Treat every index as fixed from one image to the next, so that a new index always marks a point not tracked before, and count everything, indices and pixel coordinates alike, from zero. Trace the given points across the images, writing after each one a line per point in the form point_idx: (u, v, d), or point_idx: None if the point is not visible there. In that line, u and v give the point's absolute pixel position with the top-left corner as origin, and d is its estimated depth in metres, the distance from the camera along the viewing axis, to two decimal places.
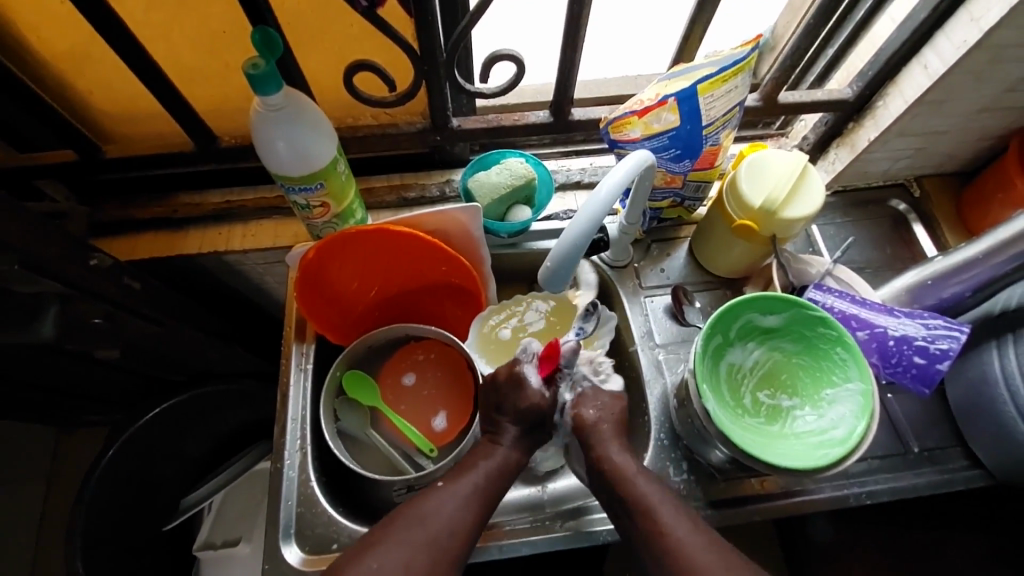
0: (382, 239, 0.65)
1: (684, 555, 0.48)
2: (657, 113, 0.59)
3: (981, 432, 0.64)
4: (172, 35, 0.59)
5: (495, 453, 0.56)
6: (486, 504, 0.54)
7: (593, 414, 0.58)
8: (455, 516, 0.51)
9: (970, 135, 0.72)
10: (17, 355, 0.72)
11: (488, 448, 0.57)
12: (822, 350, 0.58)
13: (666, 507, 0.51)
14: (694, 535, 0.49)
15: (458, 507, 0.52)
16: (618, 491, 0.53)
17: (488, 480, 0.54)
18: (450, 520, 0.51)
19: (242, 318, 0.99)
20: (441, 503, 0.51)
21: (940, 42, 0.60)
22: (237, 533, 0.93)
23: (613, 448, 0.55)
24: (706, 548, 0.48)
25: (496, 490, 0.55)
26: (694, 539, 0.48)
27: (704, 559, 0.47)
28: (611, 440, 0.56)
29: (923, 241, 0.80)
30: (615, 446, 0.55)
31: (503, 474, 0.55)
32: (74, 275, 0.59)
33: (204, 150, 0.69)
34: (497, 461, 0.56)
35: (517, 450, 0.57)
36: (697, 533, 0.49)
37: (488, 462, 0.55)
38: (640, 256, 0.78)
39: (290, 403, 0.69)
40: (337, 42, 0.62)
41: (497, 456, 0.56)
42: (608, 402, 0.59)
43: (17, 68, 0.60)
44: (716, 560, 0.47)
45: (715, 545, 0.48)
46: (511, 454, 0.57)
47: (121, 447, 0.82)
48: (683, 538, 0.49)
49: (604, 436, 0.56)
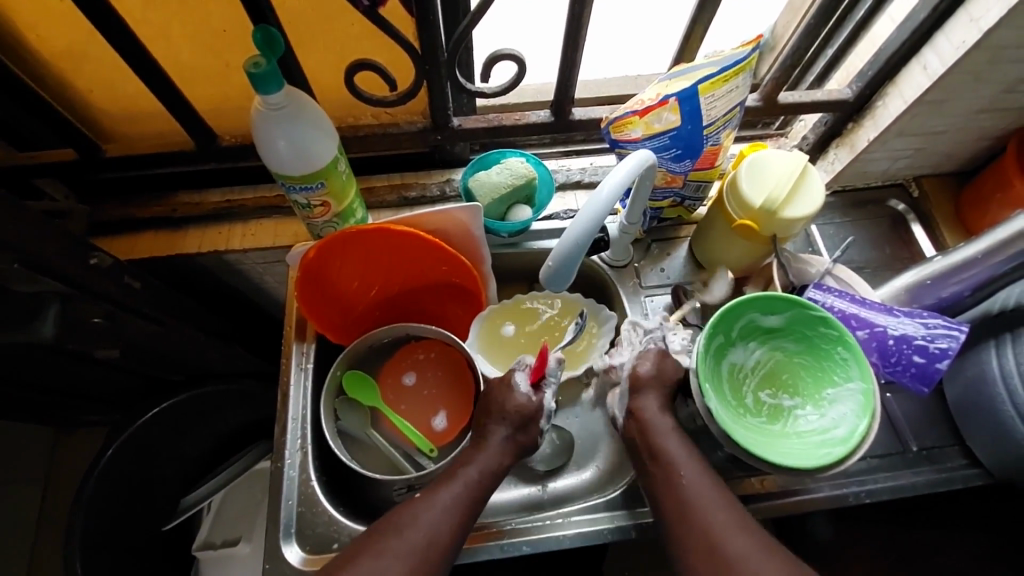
0: (384, 238, 0.65)
1: (699, 511, 0.50)
2: (658, 112, 0.59)
3: (980, 430, 0.64)
4: (173, 34, 0.59)
5: (486, 450, 0.56)
6: (470, 511, 0.53)
7: (650, 372, 0.58)
8: (444, 518, 0.51)
9: (969, 135, 0.73)
10: (16, 355, 0.71)
11: (472, 450, 0.57)
12: (824, 349, 0.59)
13: (684, 461, 0.53)
14: (708, 492, 0.51)
15: (446, 510, 0.52)
16: (646, 440, 0.55)
17: (477, 482, 0.55)
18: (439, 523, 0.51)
19: (242, 318, 0.99)
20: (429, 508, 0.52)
21: (940, 42, 0.60)
22: (236, 533, 0.93)
23: (649, 399, 0.57)
24: (718, 506, 0.50)
25: (486, 489, 0.55)
26: (706, 496, 0.51)
27: (717, 515, 0.50)
28: (653, 399, 0.57)
29: (921, 240, 0.80)
30: (651, 402, 0.57)
31: (491, 476, 0.55)
32: (75, 274, 0.59)
33: (205, 149, 0.69)
34: (484, 462, 0.56)
35: (513, 452, 0.57)
36: (711, 489, 0.52)
37: (475, 463, 0.56)
38: (640, 256, 0.78)
39: (290, 402, 0.69)
40: (338, 41, 0.62)
41: (490, 450, 0.56)
42: (667, 365, 0.59)
43: (16, 66, 0.59)
44: (725, 519, 0.50)
45: (726, 504, 0.51)
46: (501, 454, 0.57)
47: (120, 446, 0.82)
48: (697, 495, 0.51)
49: (647, 392, 0.57)
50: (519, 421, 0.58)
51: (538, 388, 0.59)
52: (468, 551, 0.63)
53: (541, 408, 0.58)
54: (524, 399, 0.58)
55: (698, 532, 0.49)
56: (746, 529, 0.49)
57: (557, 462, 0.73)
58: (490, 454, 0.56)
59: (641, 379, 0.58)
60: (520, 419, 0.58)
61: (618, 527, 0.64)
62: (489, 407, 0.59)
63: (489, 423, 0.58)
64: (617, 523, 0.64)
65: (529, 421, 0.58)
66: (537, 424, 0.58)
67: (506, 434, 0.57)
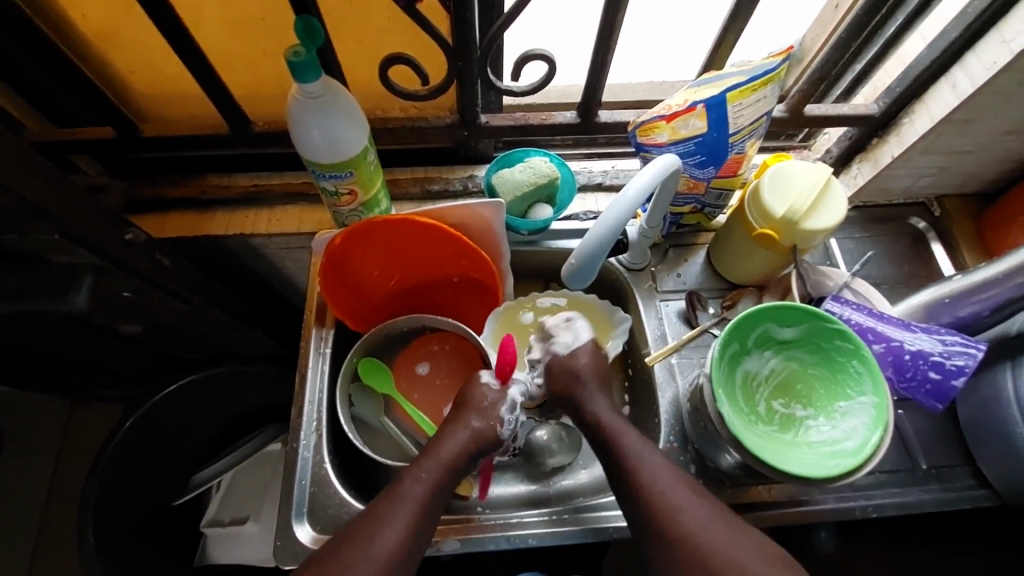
0: (406, 229, 0.66)
1: (654, 493, 0.50)
2: (685, 118, 0.60)
3: (991, 450, 0.64)
4: (216, 21, 0.60)
5: (446, 444, 0.55)
6: (426, 516, 0.51)
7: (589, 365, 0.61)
8: (398, 530, 0.49)
9: (994, 157, 0.72)
10: (42, 324, 0.73)
11: (437, 439, 0.56)
12: (839, 362, 0.59)
13: (639, 447, 0.53)
14: (664, 474, 0.51)
15: (397, 512, 0.50)
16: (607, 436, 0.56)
17: (432, 482, 0.53)
18: (395, 536, 0.48)
19: (262, 302, 1.00)
20: (385, 525, 0.49)
21: (970, 62, 0.61)
22: (245, 511, 0.96)
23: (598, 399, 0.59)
24: (673, 487, 0.50)
25: (444, 486, 0.53)
26: (661, 476, 0.51)
27: (672, 495, 0.50)
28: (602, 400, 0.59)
29: (941, 259, 0.80)
30: (601, 400, 0.58)
31: (447, 471, 0.54)
32: (110, 247, 0.60)
33: (238, 134, 0.70)
34: (440, 459, 0.54)
35: (474, 445, 0.56)
36: (670, 473, 0.52)
37: (424, 464, 0.53)
38: (657, 260, 0.78)
39: (308, 385, 0.70)
40: (373, 34, 0.63)
41: (449, 443, 0.55)
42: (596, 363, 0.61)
43: (63, 44, 0.61)
44: (697, 508, 0.49)
45: (683, 484, 0.51)
46: (456, 449, 0.55)
47: (138, 419, 0.84)
48: (654, 477, 0.51)
49: (594, 388, 0.59)
50: (486, 411, 0.57)
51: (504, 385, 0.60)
52: (474, 540, 0.63)
53: (503, 399, 0.58)
54: (489, 390, 0.59)
55: (658, 512, 0.49)
56: (701, 504, 0.49)
57: (567, 457, 0.74)
58: (449, 446, 0.55)
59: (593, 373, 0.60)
60: (485, 410, 0.57)
61: (622, 527, 0.64)
62: (466, 404, 0.58)
63: (464, 411, 0.58)
64: (620, 523, 0.64)
65: (489, 409, 0.58)
66: (497, 414, 0.57)
67: (472, 424, 0.56)
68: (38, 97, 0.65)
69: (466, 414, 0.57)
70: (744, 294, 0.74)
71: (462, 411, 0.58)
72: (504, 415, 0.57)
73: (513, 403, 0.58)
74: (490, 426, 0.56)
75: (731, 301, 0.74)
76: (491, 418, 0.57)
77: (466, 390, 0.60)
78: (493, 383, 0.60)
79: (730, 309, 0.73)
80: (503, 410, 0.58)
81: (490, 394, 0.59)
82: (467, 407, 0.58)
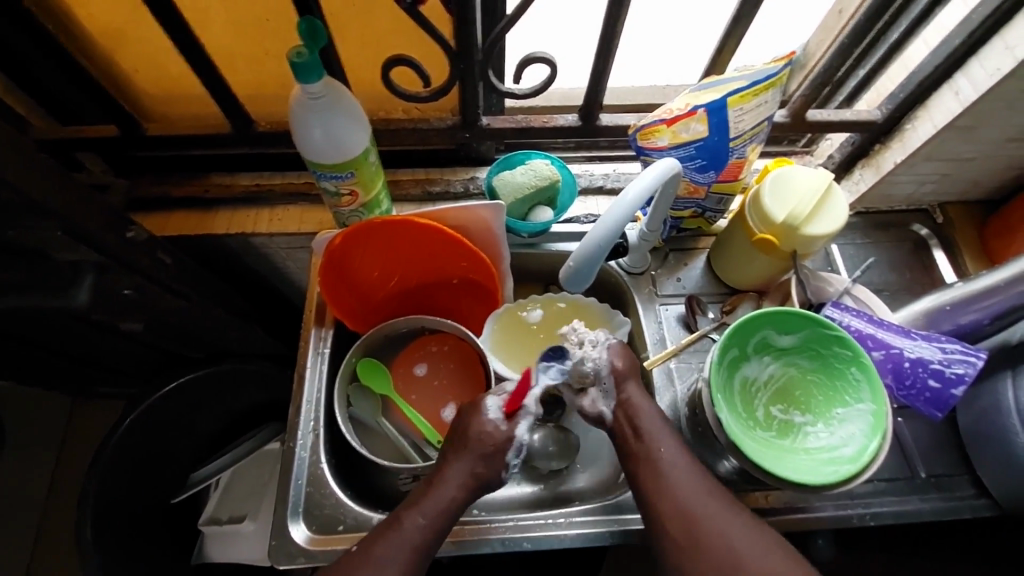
0: (405, 230, 0.66)
1: (680, 493, 0.50)
2: (686, 122, 0.60)
3: (991, 460, 0.64)
4: (221, 22, 0.61)
5: (445, 483, 0.53)
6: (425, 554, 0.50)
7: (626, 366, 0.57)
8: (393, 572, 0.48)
9: (998, 164, 0.72)
10: (46, 320, 0.74)
11: (441, 470, 0.54)
12: (837, 368, 0.59)
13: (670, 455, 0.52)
14: (695, 485, 0.51)
15: (394, 556, 0.49)
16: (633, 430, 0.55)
17: (429, 527, 0.51)
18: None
19: (264, 301, 1.01)
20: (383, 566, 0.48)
21: (973, 69, 0.60)
22: (243, 510, 0.95)
23: (632, 388, 0.56)
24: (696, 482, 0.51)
25: (442, 527, 0.52)
26: (689, 485, 0.51)
27: (705, 507, 0.49)
28: (637, 387, 0.56)
29: (943, 266, 0.79)
30: (635, 391, 0.56)
31: (446, 514, 0.52)
32: (111, 244, 0.61)
33: (241, 134, 0.71)
34: (437, 501, 0.52)
35: (471, 485, 0.54)
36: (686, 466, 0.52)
37: (421, 507, 0.52)
38: (657, 264, 0.78)
39: (306, 384, 0.70)
40: (376, 36, 0.63)
41: (447, 485, 0.53)
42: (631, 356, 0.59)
43: (70, 44, 0.62)
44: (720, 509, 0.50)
45: (713, 491, 0.51)
46: (457, 492, 0.53)
47: (137, 416, 0.84)
48: (680, 485, 0.50)
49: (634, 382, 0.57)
50: (488, 457, 0.54)
51: (512, 419, 0.56)
52: (471, 543, 0.63)
53: (511, 443, 0.54)
54: (495, 426, 0.55)
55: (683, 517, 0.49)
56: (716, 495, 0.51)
57: (563, 461, 0.74)
58: (448, 488, 0.53)
59: (624, 371, 0.56)
60: (485, 455, 0.54)
61: (617, 532, 0.64)
62: (461, 437, 0.55)
63: (461, 449, 0.54)
64: (616, 528, 0.64)
65: (493, 454, 0.54)
66: (504, 459, 0.54)
67: (471, 466, 0.54)
68: (43, 95, 0.66)
69: (463, 453, 0.54)
70: (744, 299, 0.73)
71: (457, 446, 0.55)
72: (509, 460, 0.55)
73: (520, 447, 0.55)
74: (493, 471, 0.54)
75: (731, 306, 0.73)
76: (496, 465, 0.54)
77: (469, 423, 0.56)
78: (501, 420, 0.55)
79: (729, 314, 0.73)
80: (510, 457, 0.54)
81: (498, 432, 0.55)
82: (463, 444, 0.55)
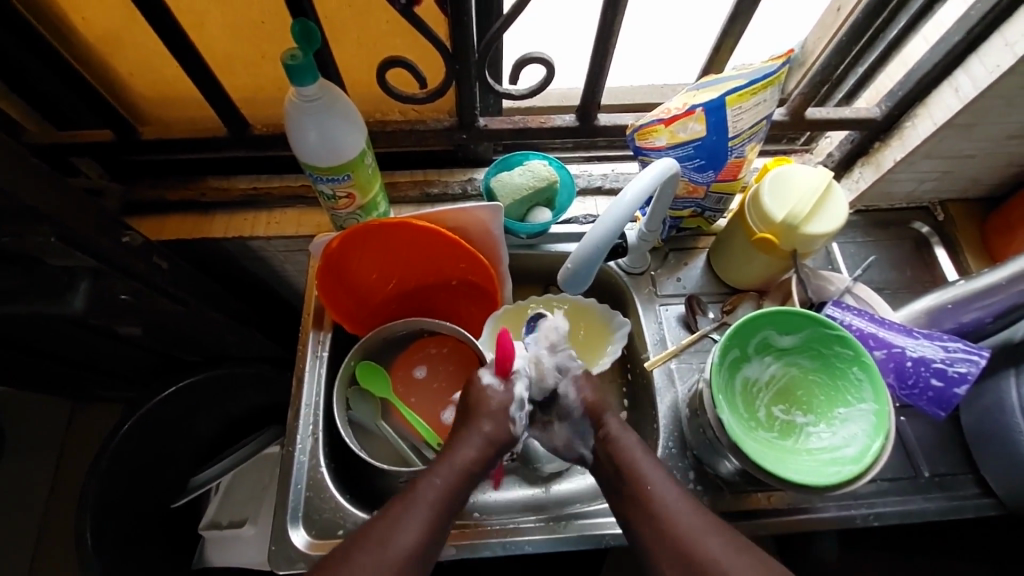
0: (404, 232, 0.66)
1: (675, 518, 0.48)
2: (684, 122, 0.60)
3: (995, 459, 0.64)
4: (216, 26, 0.60)
5: (461, 446, 0.52)
6: (438, 526, 0.49)
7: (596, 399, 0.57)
8: (409, 532, 0.47)
9: (998, 161, 0.72)
10: (44, 326, 0.74)
11: (456, 437, 0.54)
12: (838, 368, 0.58)
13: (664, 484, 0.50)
14: (691, 515, 0.49)
15: (410, 516, 0.48)
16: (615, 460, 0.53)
17: (445, 488, 0.50)
18: (405, 546, 0.46)
19: (263, 304, 1.00)
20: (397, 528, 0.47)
21: (973, 65, 0.60)
22: (243, 514, 0.96)
23: (615, 425, 0.55)
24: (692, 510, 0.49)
25: (456, 494, 0.51)
26: (690, 518, 0.48)
27: (703, 537, 0.47)
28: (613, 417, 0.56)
29: (944, 264, 0.79)
30: (614, 422, 0.56)
31: (461, 476, 0.51)
32: (107, 250, 0.61)
33: (237, 137, 0.70)
34: (453, 464, 0.51)
35: (487, 452, 0.53)
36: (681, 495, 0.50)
37: (436, 468, 0.51)
38: (657, 264, 0.78)
39: (305, 387, 0.70)
40: (371, 38, 0.63)
41: (466, 446, 0.52)
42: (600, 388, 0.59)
43: (64, 49, 0.62)
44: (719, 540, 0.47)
45: (715, 524, 0.49)
46: (473, 453, 0.52)
47: (136, 422, 0.84)
48: (676, 515, 0.49)
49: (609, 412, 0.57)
50: (496, 415, 0.54)
51: (506, 381, 0.56)
52: (472, 547, 0.63)
53: (511, 397, 0.55)
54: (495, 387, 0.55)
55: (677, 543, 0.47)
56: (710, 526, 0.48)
57: (564, 463, 0.74)
58: (466, 450, 0.52)
59: (598, 405, 0.57)
60: (495, 413, 0.54)
61: (619, 534, 0.63)
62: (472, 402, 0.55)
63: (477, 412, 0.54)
64: (618, 530, 0.63)
65: (498, 413, 0.54)
66: (508, 417, 0.54)
67: (483, 428, 0.53)
68: (38, 100, 0.66)
69: (477, 417, 0.54)
70: (745, 298, 0.73)
71: (469, 415, 0.54)
72: (513, 414, 0.54)
73: (520, 400, 0.55)
74: (501, 430, 0.54)
75: (731, 306, 0.73)
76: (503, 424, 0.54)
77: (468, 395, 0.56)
78: (495, 383, 0.56)
79: (730, 314, 0.73)
80: (512, 410, 0.54)
81: (498, 395, 0.55)
82: (474, 411, 0.54)
